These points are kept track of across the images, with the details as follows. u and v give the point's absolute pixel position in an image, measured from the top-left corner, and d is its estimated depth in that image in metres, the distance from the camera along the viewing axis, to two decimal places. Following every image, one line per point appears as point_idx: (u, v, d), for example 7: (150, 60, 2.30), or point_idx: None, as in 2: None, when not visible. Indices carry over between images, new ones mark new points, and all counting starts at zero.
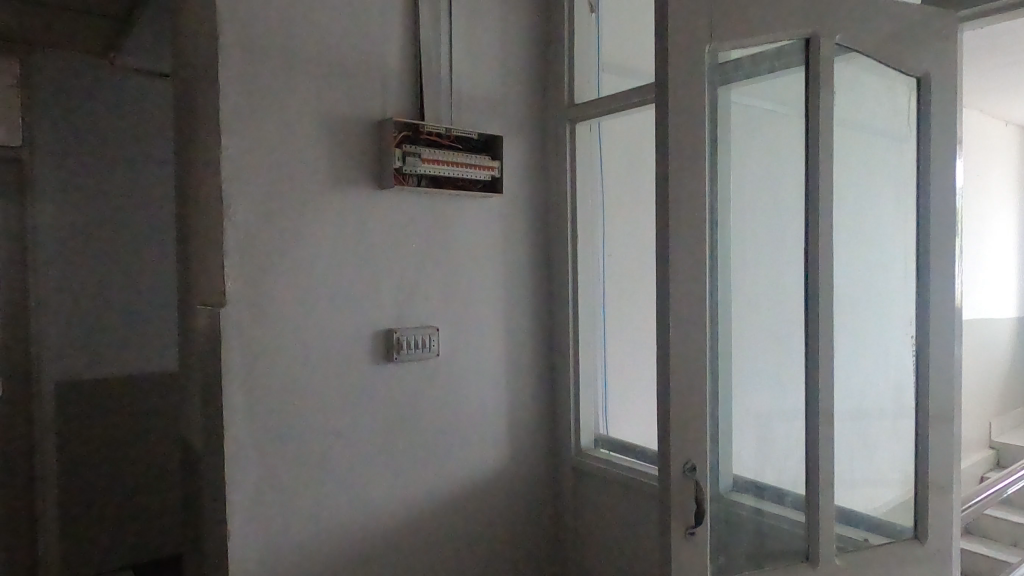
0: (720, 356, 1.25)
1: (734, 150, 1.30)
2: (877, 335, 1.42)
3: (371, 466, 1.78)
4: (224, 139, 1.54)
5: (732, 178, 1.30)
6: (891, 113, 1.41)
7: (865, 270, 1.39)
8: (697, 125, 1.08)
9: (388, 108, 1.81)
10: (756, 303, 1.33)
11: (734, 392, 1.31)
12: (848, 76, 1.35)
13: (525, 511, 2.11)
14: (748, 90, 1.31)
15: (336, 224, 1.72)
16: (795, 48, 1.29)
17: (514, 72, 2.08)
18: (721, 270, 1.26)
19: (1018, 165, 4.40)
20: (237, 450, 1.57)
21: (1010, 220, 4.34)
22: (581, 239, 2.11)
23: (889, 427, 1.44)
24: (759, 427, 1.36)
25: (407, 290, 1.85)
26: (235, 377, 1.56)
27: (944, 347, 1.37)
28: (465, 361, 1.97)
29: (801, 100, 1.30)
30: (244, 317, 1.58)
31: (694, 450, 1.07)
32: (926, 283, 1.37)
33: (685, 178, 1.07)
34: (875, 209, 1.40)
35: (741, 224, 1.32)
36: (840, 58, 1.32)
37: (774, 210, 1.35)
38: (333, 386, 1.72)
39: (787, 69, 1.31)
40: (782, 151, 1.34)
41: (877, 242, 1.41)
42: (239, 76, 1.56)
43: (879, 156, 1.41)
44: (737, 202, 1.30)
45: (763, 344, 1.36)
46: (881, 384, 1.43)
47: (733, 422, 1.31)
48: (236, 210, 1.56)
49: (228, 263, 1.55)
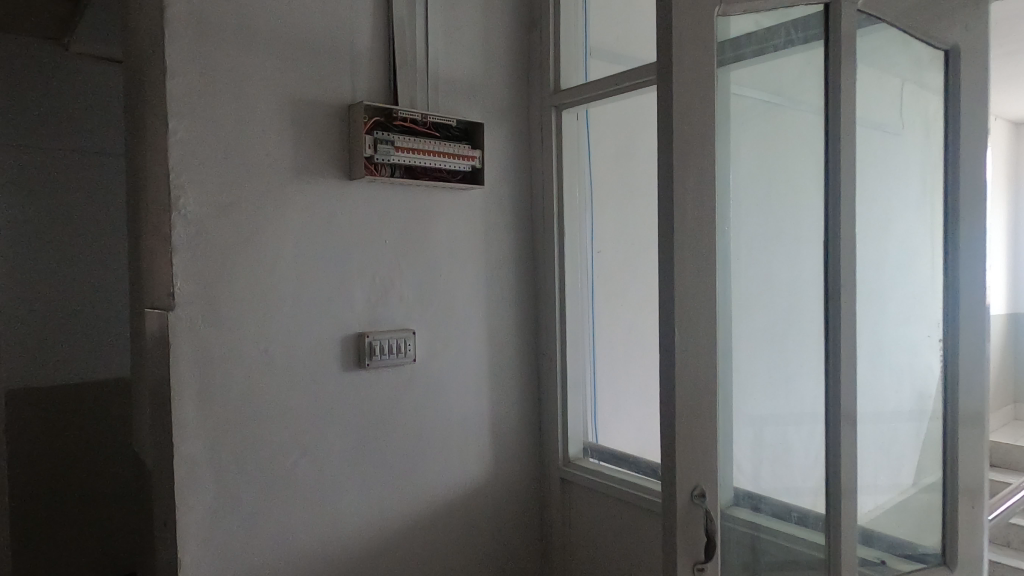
0: (727, 359, 1.14)
1: (744, 132, 1.18)
2: (903, 335, 1.31)
3: (342, 482, 1.63)
4: (172, 122, 1.38)
5: (741, 164, 1.17)
6: (917, 90, 1.31)
7: (890, 266, 1.28)
8: (704, 100, 0.94)
9: (357, 92, 1.65)
10: (769, 302, 1.21)
11: (744, 400, 1.20)
12: (872, 46, 1.24)
13: (511, 526, 1.97)
14: (757, 66, 1.19)
15: (304, 219, 1.57)
16: (813, 18, 1.19)
17: (496, 55, 1.93)
18: (730, 265, 1.15)
19: (1010, 161, 4.33)
20: (190, 469, 1.41)
21: (1001, 218, 4.26)
22: (568, 234, 1.97)
23: (907, 436, 1.33)
24: (771, 442, 1.23)
25: (383, 290, 1.70)
26: (187, 388, 1.41)
27: (974, 343, 1.28)
28: (444, 367, 1.82)
29: (817, 73, 1.19)
30: (196, 321, 1.42)
31: (703, 474, 0.93)
32: (959, 278, 1.28)
33: (694, 160, 0.93)
34: (898, 199, 1.29)
35: (752, 215, 1.19)
36: (868, 27, 1.23)
37: (790, 199, 1.22)
38: (301, 395, 1.57)
39: (804, 40, 1.20)
40: (796, 134, 1.21)
41: (904, 235, 1.30)
42: (189, 53, 1.40)
43: (907, 138, 1.30)
44: (748, 189, 1.18)
45: (778, 348, 1.23)
46: (901, 391, 1.31)
47: (743, 434, 1.20)
48: (186, 202, 1.40)
49: (178, 262, 1.39)
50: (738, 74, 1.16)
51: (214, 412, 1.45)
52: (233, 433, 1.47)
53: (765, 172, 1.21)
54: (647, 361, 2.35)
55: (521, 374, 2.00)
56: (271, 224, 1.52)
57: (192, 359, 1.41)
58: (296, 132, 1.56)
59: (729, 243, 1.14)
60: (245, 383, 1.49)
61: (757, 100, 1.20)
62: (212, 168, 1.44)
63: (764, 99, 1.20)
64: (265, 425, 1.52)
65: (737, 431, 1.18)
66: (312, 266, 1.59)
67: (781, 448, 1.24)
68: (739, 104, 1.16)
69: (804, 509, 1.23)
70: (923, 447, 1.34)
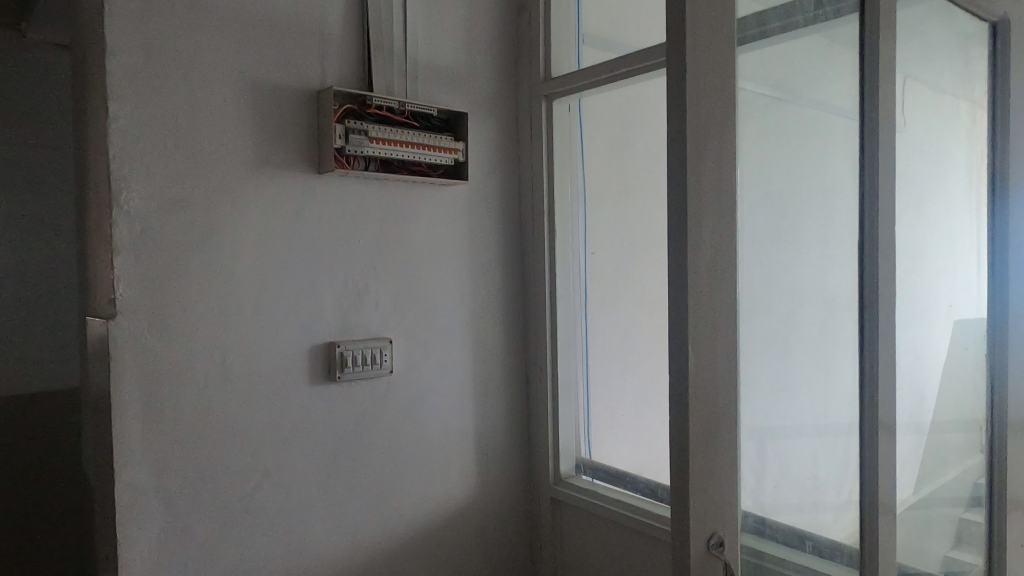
0: (765, 364, 1.04)
1: (776, 116, 1.06)
2: (940, 331, 1.27)
3: (311, 509, 1.48)
4: (112, 107, 1.23)
5: (774, 151, 1.06)
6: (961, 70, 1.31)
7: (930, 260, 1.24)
8: (723, 76, 0.80)
9: (328, 77, 1.50)
10: (802, 307, 1.11)
11: (780, 419, 1.07)
12: (914, 19, 1.18)
13: (497, 551, 1.82)
14: (788, 42, 1.08)
15: (278, 218, 1.43)
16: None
17: (481, 39, 1.78)
18: (766, 266, 1.05)
19: None
20: (133, 498, 1.25)
21: None
22: (560, 235, 1.82)
23: (945, 435, 1.30)
24: (802, 468, 1.11)
25: (357, 294, 1.55)
26: (131, 408, 1.25)
27: None
28: (425, 378, 1.67)
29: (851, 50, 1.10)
30: (141, 332, 1.26)
31: (720, 517, 0.79)
32: (1009, 259, 1.30)
33: (712, 148, 0.78)
34: (942, 188, 1.27)
35: (784, 211, 1.08)
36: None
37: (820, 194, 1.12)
38: (264, 413, 1.41)
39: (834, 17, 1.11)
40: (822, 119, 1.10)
41: (947, 226, 1.28)
42: (133, 31, 1.25)
43: (952, 119, 1.29)
44: (781, 181, 1.07)
45: (811, 358, 1.12)
46: (922, 399, 1.23)
47: (778, 456, 1.07)
48: (130, 197, 1.25)
49: (120, 266, 1.24)
50: (765, 50, 1.02)
51: (160, 434, 1.28)
52: (182, 459, 1.31)
53: (795, 163, 1.10)
54: (644, 370, 2.20)
55: (508, 386, 1.85)
56: (232, 222, 1.37)
57: (136, 374, 1.26)
58: (259, 119, 1.41)
59: (751, 240, 1.01)
60: (198, 400, 1.33)
61: (784, 78, 1.07)
62: (164, 159, 1.29)
63: (790, 78, 1.08)
64: (221, 448, 1.36)
65: (772, 453, 1.06)
66: (277, 270, 1.43)
67: (806, 470, 1.12)
68: (766, 86, 1.02)
69: (837, 542, 1.11)
70: (919, 457, 1.24)
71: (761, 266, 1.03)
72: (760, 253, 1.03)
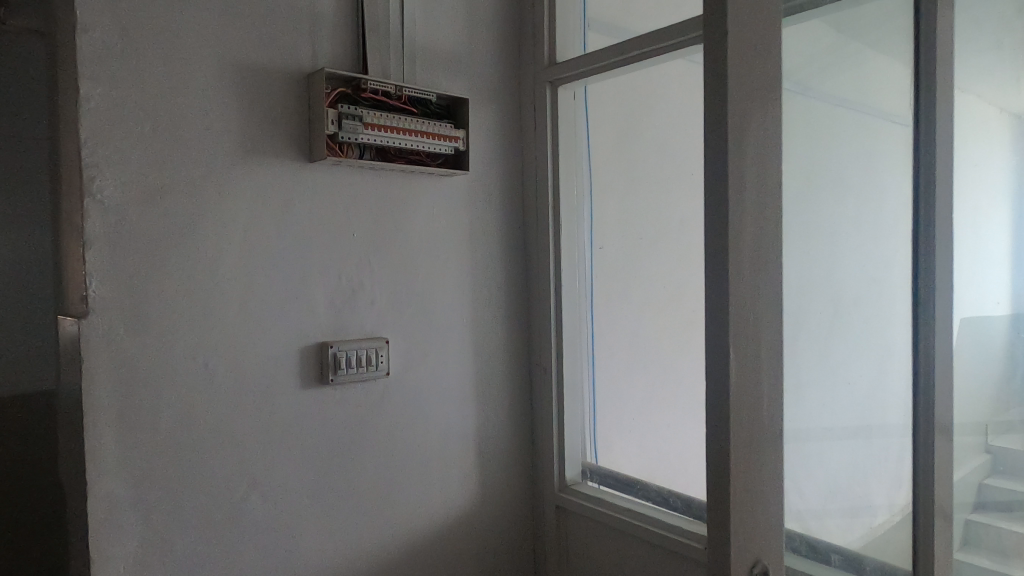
0: (829, 358, 1.06)
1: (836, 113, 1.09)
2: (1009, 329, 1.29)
3: (301, 520, 1.38)
4: (83, 86, 1.13)
5: (835, 150, 1.09)
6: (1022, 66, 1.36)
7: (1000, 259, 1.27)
8: (765, 41, 0.71)
9: (319, 59, 1.40)
10: (865, 308, 1.12)
11: (842, 417, 1.08)
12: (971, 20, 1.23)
13: (499, 562, 1.72)
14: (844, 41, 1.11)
15: (275, 211, 1.35)
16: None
17: (483, 22, 1.69)
18: (832, 261, 1.07)
19: None
20: (107, 512, 1.16)
21: None
22: (565, 228, 1.73)
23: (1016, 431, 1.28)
24: (857, 478, 1.11)
25: (352, 291, 1.45)
26: (105, 415, 1.15)
27: None
28: (424, 380, 1.58)
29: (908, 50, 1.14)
30: (116, 332, 1.17)
31: (761, 539, 0.70)
32: None
33: (752, 122, 0.69)
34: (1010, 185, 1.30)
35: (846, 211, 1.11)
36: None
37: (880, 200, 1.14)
38: (251, 419, 1.32)
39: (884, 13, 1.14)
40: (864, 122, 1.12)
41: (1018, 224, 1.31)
42: (108, 6, 1.15)
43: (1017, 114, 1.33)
44: (842, 179, 1.10)
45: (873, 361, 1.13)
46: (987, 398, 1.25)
47: (837, 459, 1.08)
48: (102, 185, 1.15)
49: (91, 259, 1.14)
50: (823, 49, 1.07)
51: (138, 443, 1.19)
52: (162, 469, 1.21)
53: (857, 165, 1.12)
54: (653, 368, 2.10)
55: (511, 387, 1.75)
56: (216, 215, 1.27)
57: (111, 378, 1.16)
58: (246, 104, 1.31)
59: (816, 234, 1.03)
60: (179, 406, 1.23)
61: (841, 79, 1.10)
62: (140, 147, 1.19)
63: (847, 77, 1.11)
64: (204, 457, 1.26)
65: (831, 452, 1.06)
66: (265, 266, 1.34)
67: (854, 479, 1.10)
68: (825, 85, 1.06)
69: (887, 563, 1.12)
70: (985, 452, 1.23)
71: (826, 259, 1.06)
72: (826, 247, 1.05)
